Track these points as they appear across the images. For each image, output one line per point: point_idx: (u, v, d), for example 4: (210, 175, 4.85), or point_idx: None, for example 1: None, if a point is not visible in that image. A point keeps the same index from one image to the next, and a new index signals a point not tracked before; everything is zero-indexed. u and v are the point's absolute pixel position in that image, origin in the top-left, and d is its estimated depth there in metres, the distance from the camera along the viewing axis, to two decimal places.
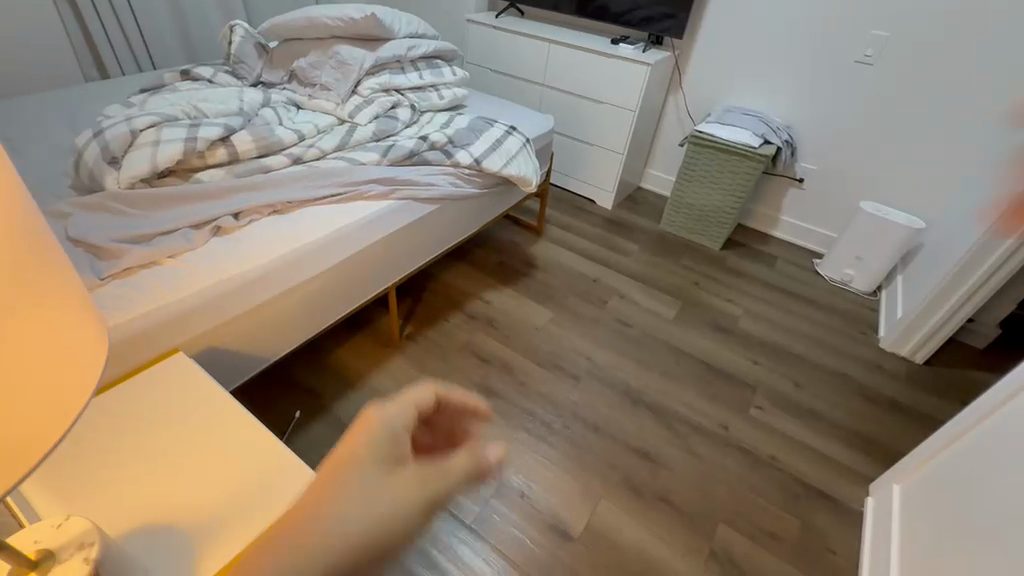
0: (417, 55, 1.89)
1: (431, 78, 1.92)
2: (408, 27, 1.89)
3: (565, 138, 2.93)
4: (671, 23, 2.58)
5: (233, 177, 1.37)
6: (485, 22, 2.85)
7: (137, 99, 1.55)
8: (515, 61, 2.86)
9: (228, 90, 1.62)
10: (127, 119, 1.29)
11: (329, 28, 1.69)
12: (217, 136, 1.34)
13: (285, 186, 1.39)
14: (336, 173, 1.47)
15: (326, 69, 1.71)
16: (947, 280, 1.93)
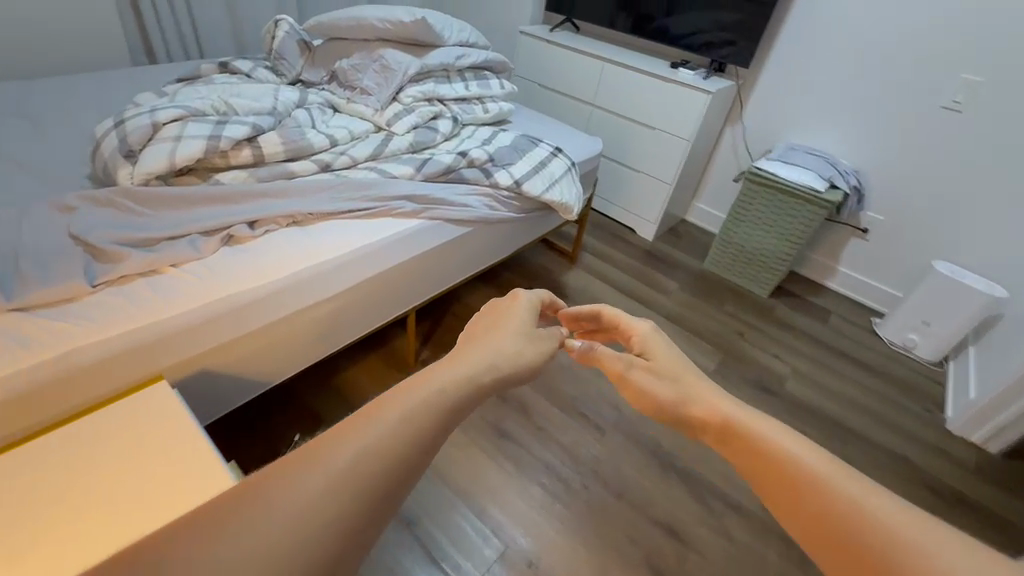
0: (466, 65, 1.78)
1: (476, 89, 1.81)
2: (458, 34, 1.79)
3: (610, 163, 2.78)
4: (732, 50, 2.42)
5: (258, 181, 1.28)
6: (537, 36, 2.74)
7: (171, 91, 1.49)
8: (565, 77, 2.73)
9: (265, 87, 1.54)
10: (151, 109, 1.20)
11: (373, 30, 1.59)
12: (245, 135, 1.25)
13: (311, 196, 1.29)
14: (365, 186, 1.36)
15: (368, 72, 1.61)
16: (1009, 385, 1.76)
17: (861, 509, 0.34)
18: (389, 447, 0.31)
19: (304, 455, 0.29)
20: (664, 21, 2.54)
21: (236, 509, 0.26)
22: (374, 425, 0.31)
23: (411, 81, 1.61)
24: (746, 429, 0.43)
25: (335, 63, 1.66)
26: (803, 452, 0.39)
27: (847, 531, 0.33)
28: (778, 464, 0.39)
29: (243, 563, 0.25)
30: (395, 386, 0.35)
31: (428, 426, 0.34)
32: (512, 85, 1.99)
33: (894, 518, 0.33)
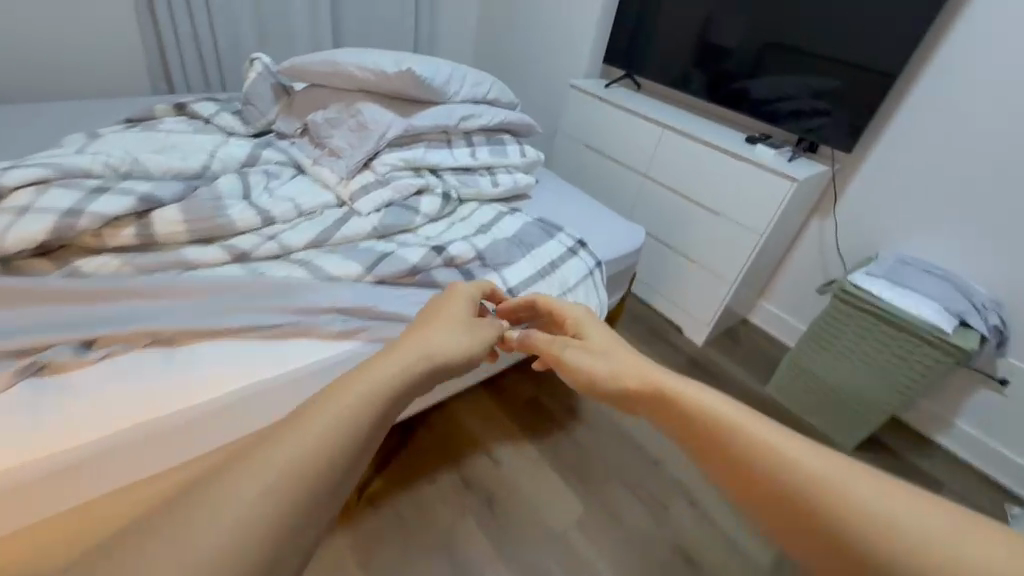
0: (474, 127, 1.41)
1: (483, 158, 1.43)
2: (468, 89, 1.43)
3: (658, 245, 2.29)
4: (827, 123, 1.92)
5: (132, 272, 0.93)
6: (588, 91, 2.36)
7: (101, 135, 1.22)
8: (615, 141, 2.33)
9: (211, 138, 1.23)
10: (9, 168, 0.90)
11: (354, 80, 1.25)
12: (126, 209, 0.91)
13: (192, 299, 0.92)
14: (277, 289, 0.97)
15: (342, 129, 1.28)
16: None
17: (774, 445, 0.42)
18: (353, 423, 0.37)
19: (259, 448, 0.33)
20: (743, 81, 2.08)
21: (204, 494, 0.31)
22: (332, 407, 0.37)
23: (390, 146, 1.25)
24: (675, 399, 0.51)
25: (310, 115, 1.34)
26: (726, 405, 0.48)
27: (767, 469, 0.41)
28: (710, 422, 0.47)
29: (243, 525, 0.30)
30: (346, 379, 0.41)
31: (363, 428, 0.38)
32: (535, 153, 1.60)
33: (795, 450, 0.42)
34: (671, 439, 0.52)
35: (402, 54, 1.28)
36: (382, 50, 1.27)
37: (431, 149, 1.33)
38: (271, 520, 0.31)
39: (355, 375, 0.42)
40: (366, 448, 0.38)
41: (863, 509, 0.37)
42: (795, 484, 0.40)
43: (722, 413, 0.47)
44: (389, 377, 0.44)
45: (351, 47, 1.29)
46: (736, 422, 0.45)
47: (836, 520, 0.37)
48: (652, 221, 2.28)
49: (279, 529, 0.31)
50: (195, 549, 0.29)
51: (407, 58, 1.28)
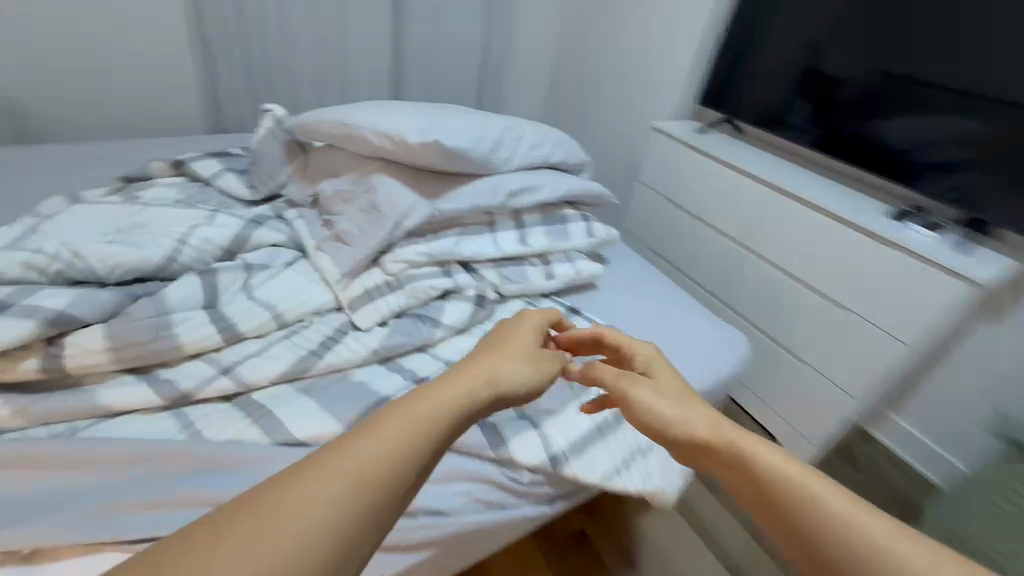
0: (525, 203, 1.07)
1: (536, 243, 1.08)
2: (520, 152, 1.09)
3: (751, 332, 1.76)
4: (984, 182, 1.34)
5: (22, 426, 0.67)
6: (674, 135, 1.88)
7: (78, 202, 1.01)
8: (705, 199, 1.80)
9: (194, 211, 0.98)
10: None
11: (369, 150, 0.95)
12: (20, 339, 0.66)
13: (78, 483, 0.63)
14: (209, 466, 0.67)
15: (352, 204, 0.98)
16: None
17: (788, 480, 0.48)
18: (399, 454, 0.43)
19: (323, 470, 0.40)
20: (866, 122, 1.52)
21: (276, 501, 0.38)
22: (383, 437, 0.43)
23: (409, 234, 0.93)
24: (744, 458, 0.51)
25: (321, 183, 1.06)
26: (792, 467, 0.49)
27: (841, 544, 0.43)
28: (733, 456, 0.51)
29: (302, 532, 0.37)
30: (397, 411, 0.46)
31: (422, 451, 0.45)
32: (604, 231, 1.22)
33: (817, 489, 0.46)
34: (733, 494, 0.52)
35: (433, 115, 0.98)
36: (408, 109, 0.99)
37: (467, 237, 1.01)
38: (347, 514, 0.38)
39: (412, 407, 0.47)
40: (427, 464, 0.45)
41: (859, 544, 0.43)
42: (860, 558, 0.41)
43: (794, 478, 0.47)
44: (440, 407, 0.49)
45: (372, 104, 1.02)
46: (804, 488, 0.47)
47: None
48: (751, 306, 1.73)
49: (344, 535, 0.38)
50: (268, 542, 0.36)
51: (439, 119, 0.97)
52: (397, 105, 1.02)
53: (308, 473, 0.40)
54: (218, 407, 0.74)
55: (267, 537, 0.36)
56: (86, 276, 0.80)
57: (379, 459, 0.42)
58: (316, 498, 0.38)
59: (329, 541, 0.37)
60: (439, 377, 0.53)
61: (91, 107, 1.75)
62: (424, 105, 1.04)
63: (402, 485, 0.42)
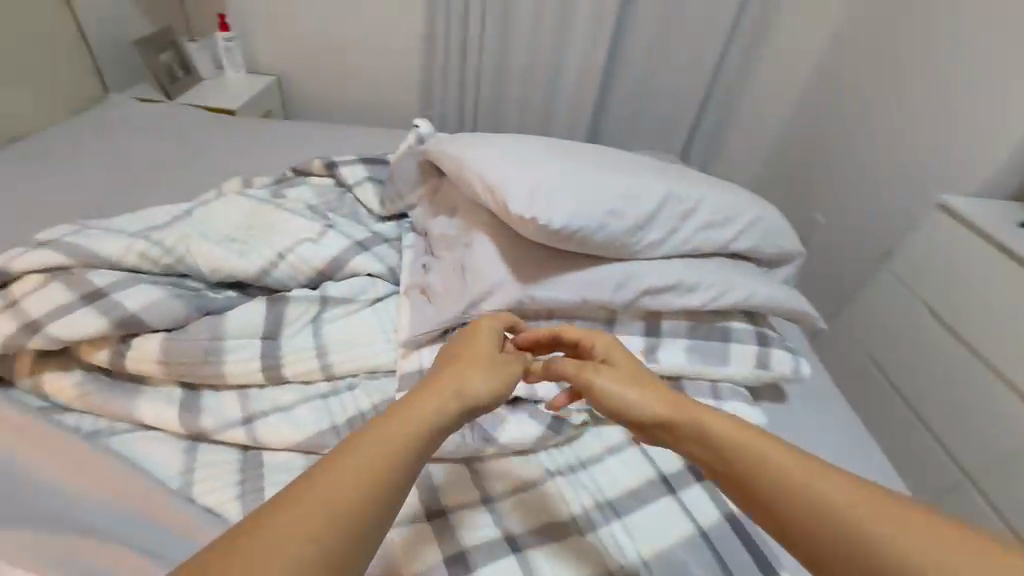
0: (664, 305, 0.75)
1: (666, 362, 0.76)
2: (679, 231, 0.78)
3: None
4: None
5: (82, 409, 0.71)
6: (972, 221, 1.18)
7: (242, 189, 1.09)
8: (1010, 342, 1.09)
9: (312, 221, 0.95)
10: (54, 238, 0.78)
11: (477, 199, 0.79)
12: (90, 335, 0.69)
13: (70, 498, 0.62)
14: (176, 534, 0.60)
15: (451, 258, 0.83)
16: None
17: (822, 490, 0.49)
18: (343, 499, 0.43)
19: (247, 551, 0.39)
20: None
21: None
22: (307, 504, 0.42)
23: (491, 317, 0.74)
24: (727, 445, 0.54)
25: (435, 217, 0.94)
26: (769, 448, 0.52)
27: (817, 516, 0.48)
28: (762, 467, 0.51)
29: None
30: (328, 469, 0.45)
31: (397, 473, 0.47)
32: (790, 363, 0.81)
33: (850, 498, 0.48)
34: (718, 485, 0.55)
35: (561, 171, 0.75)
36: (535, 158, 0.78)
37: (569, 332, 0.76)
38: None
39: (351, 457, 0.46)
40: (392, 492, 0.46)
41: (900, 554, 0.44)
42: (826, 521, 0.47)
43: (767, 458, 0.52)
44: (379, 447, 0.47)
45: (502, 141, 0.84)
46: (776, 465, 0.51)
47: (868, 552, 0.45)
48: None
49: None
50: None
51: (566, 178, 0.74)
52: (528, 147, 0.81)
53: (288, 507, 0.42)
54: (228, 455, 0.68)
55: None
56: (189, 272, 0.82)
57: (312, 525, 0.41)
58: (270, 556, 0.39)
59: (322, 562, 0.40)
60: (400, 401, 0.53)
61: (330, 91, 1.99)
62: (561, 151, 0.81)
63: (356, 528, 0.43)
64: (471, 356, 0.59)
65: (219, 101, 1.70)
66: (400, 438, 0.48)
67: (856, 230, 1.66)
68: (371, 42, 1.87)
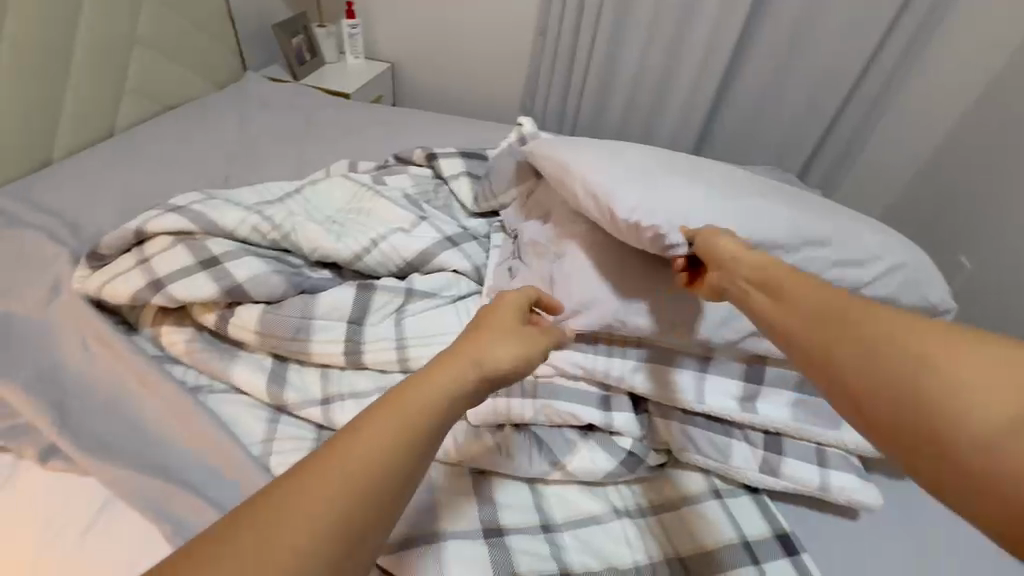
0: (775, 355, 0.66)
1: (766, 418, 0.69)
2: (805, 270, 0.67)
3: None
4: None
5: (188, 365, 0.77)
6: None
7: (348, 172, 1.14)
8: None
9: (407, 211, 0.96)
10: (184, 204, 0.85)
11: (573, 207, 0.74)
12: (203, 299, 0.75)
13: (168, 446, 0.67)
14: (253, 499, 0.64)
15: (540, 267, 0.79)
16: None
17: (916, 348, 0.42)
18: (352, 480, 0.41)
19: (254, 522, 0.38)
20: None
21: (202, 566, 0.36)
22: (313, 482, 0.40)
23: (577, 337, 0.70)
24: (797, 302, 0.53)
25: (527, 221, 0.91)
26: (835, 298, 0.50)
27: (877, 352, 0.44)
28: (823, 310, 0.50)
29: None
30: (333, 446, 0.43)
31: (406, 447, 0.44)
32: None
33: (944, 352, 0.41)
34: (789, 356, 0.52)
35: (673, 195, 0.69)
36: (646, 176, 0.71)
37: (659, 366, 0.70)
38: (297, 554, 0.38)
39: (357, 433, 0.43)
40: (404, 471, 0.44)
41: (1003, 418, 0.36)
42: (886, 359, 0.43)
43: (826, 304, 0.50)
44: (391, 422, 0.44)
45: (607, 152, 0.78)
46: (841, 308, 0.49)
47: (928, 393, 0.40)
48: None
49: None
50: None
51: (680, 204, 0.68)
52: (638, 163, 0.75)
53: (303, 476, 0.41)
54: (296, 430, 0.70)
55: None
56: (291, 248, 0.87)
57: (322, 504, 0.40)
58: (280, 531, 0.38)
59: (331, 536, 0.39)
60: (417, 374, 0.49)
61: (437, 81, 2.04)
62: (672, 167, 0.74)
63: (366, 505, 0.41)
64: (495, 328, 0.54)
65: (338, 85, 1.81)
66: (411, 413, 0.45)
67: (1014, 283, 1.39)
68: (483, 35, 1.87)
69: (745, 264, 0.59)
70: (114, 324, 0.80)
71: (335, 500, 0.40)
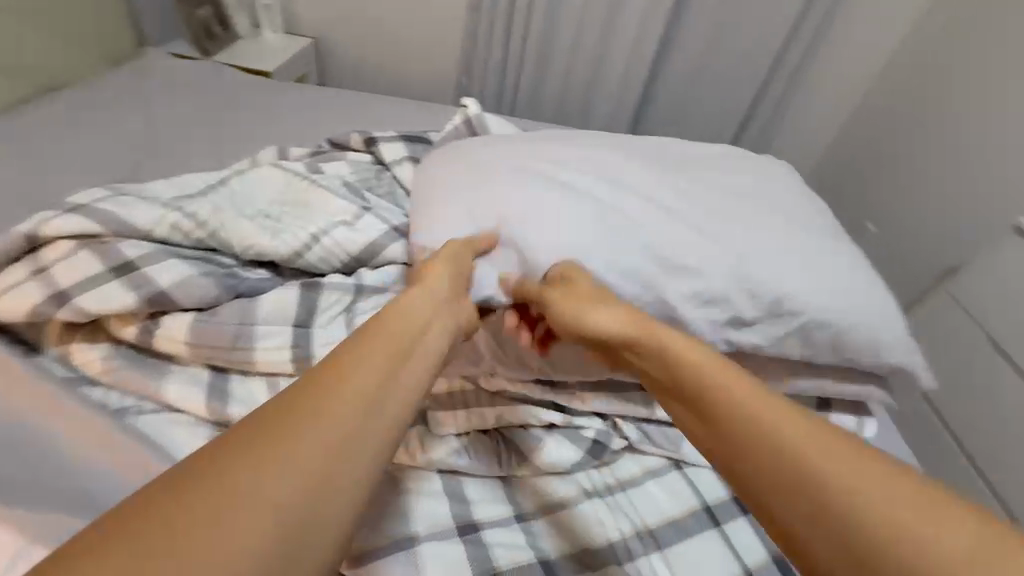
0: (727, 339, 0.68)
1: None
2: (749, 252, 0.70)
3: None
4: None
5: (108, 385, 0.68)
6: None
7: (278, 160, 1.05)
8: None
9: (348, 202, 0.90)
10: (84, 203, 0.75)
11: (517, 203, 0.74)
12: (119, 310, 0.66)
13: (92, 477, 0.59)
14: None
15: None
16: None
17: (800, 454, 0.41)
18: (354, 392, 0.39)
19: (248, 441, 0.35)
20: None
21: (195, 488, 0.32)
22: (314, 398, 0.38)
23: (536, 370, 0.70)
24: (710, 394, 0.48)
25: None
26: (749, 399, 0.46)
27: (789, 464, 0.41)
28: (735, 413, 0.45)
29: (262, 506, 0.33)
30: (326, 366, 0.40)
31: (399, 370, 0.43)
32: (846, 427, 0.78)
33: (862, 483, 0.39)
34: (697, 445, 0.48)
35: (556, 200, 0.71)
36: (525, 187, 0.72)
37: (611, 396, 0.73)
38: (302, 471, 0.35)
39: (349, 355, 0.42)
40: (400, 385, 0.42)
41: (916, 540, 0.36)
42: (802, 478, 0.40)
43: (740, 403, 0.46)
44: (387, 341, 0.44)
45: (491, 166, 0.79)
46: (756, 411, 0.45)
47: (844, 525, 0.38)
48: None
49: (312, 492, 0.34)
50: (212, 525, 0.31)
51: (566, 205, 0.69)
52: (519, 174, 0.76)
53: (298, 395, 0.38)
54: None
55: (210, 522, 0.31)
56: (220, 247, 0.79)
57: (333, 413, 0.38)
58: (285, 444, 0.35)
59: (336, 448, 0.36)
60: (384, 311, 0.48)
61: (366, 58, 1.92)
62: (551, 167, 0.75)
63: (370, 420, 0.39)
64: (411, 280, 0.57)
65: (255, 62, 1.65)
66: (395, 335, 0.45)
67: (912, 245, 1.56)
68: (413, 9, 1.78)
69: (656, 341, 0.54)
70: (8, 345, 0.69)
71: (339, 409, 0.38)
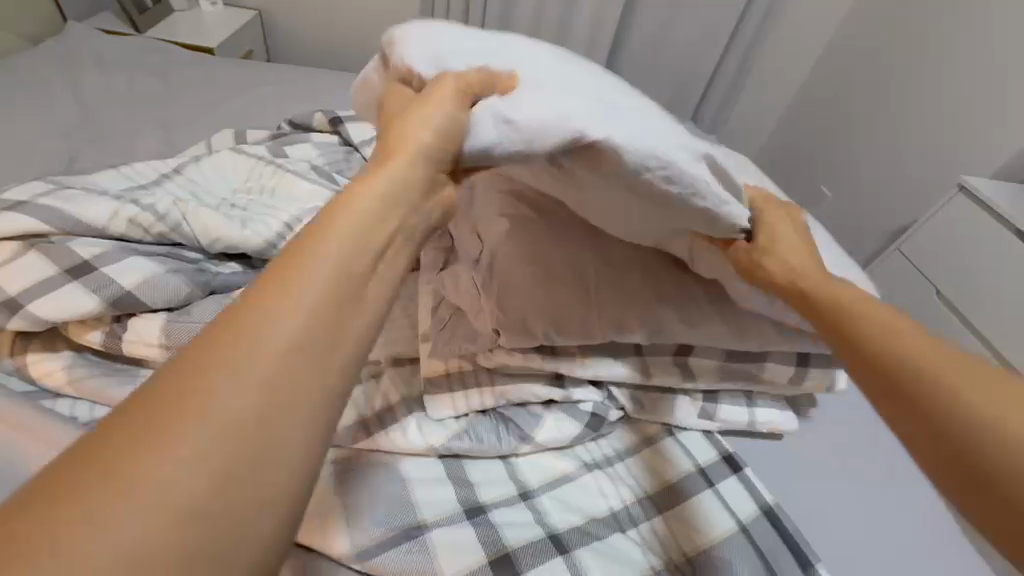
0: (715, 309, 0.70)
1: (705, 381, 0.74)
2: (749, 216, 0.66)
3: None
4: None
5: (73, 397, 0.63)
6: (998, 209, 1.15)
7: (236, 145, 0.99)
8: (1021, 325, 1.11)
9: (322, 187, 0.86)
10: (24, 200, 0.68)
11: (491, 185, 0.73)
12: (80, 316, 0.61)
13: None
14: None
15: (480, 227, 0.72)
16: None
17: (957, 384, 0.39)
18: (281, 336, 0.30)
19: (152, 410, 0.27)
20: None
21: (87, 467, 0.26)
22: (238, 345, 0.30)
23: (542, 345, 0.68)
24: (868, 327, 0.47)
25: None
26: (912, 333, 0.45)
27: (940, 390, 0.40)
28: (888, 340, 0.45)
29: (156, 495, 0.26)
30: (248, 300, 0.31)
31: (338, 299, 0.33)
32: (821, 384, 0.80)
33: (1017, 423, 0.36)
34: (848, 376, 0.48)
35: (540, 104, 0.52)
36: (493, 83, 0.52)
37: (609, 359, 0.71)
38: (215, 446, 0.27)
39: (272, 287, 0.32)
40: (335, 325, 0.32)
41: None
42: (954, 409, 0.39)
43: (904, 334, 0.45)
44: (323, 263, 0.33)
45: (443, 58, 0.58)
46: (914, 342, 0.44)
47: (991, 457, 0.36)
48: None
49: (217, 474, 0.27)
50: (88, 522, 0.24)
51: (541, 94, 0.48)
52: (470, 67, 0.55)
53: (219, 341, 0.30)
54: None
55: (91, 520, 0.25)
56: (186, 242, 0.74)
57: (244, 370, 0.29)
58: (194, 409, 0.27)
59: (254, 414, 0.28)
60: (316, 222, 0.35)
61: (317, 32, 1.81)
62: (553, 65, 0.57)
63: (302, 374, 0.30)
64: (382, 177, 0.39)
65: (195, 38, 1.52)
66: (333, 254, 0.34)
67: (864, 205, 1.62)
68: None
69: (814, 283, 0.54)
70: None
71: (266, 365, 0.29)
